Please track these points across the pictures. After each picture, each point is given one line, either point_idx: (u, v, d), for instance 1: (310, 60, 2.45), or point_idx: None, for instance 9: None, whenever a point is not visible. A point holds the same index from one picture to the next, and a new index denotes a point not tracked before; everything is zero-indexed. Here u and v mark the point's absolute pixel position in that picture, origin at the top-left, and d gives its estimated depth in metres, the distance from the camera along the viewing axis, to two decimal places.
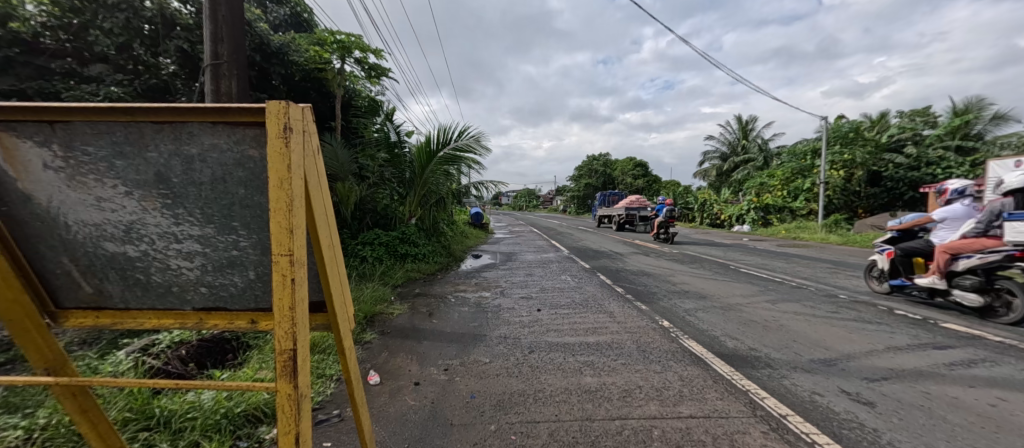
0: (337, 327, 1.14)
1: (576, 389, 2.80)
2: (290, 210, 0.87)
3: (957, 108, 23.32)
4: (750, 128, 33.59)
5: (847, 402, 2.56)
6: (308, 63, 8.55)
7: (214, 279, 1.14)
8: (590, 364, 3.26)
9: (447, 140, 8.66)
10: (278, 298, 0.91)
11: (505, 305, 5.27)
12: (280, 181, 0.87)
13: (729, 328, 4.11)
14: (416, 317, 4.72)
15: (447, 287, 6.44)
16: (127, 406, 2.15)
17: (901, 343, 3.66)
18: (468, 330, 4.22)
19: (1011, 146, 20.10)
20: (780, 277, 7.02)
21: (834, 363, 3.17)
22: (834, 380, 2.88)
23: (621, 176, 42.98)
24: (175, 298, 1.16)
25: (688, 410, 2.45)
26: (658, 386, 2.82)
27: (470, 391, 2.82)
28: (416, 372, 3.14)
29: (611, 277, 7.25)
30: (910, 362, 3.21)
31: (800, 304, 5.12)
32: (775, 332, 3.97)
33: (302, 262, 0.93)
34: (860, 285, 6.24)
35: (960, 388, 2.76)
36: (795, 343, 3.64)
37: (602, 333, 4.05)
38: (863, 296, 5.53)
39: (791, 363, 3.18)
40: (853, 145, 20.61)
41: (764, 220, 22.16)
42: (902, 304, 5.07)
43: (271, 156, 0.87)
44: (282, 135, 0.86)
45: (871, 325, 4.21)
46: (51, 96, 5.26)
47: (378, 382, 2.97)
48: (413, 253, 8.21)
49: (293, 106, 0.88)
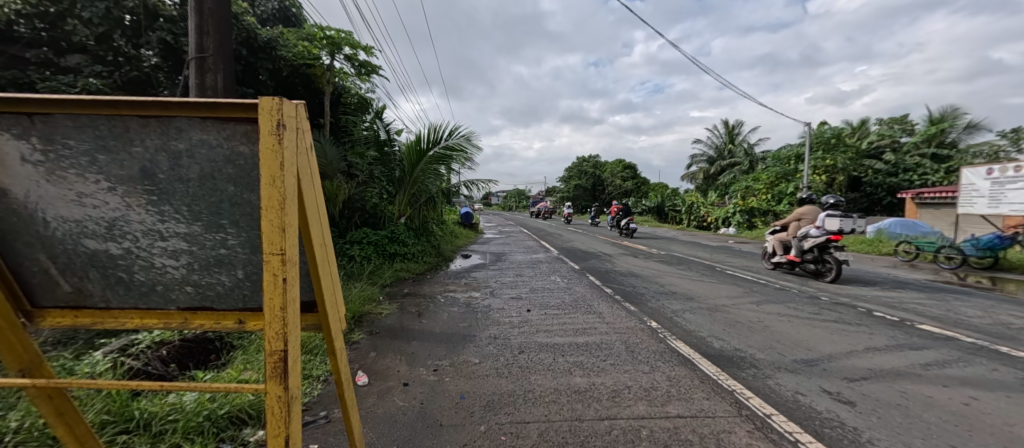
0: (330, 325, 1.13)
1: (565, 390, 2.81)
2: (283, 208, 0.86)
3: (934, 116, 24.21)
4: (736, 132, 34.38)
5: (828, 401, 2.62)
6: (296, 59, 8.48)
7: (201, 278, 1.12)
8: (579, 364, 3.28)
9: (437, 138, 8.59)
10: (268, 297, 0.89)
11: (495, 305, 5.26)
12: (273, 179, 0.85)
13: (715, 329, 4.18)
14: (405, 316, 4.70)
15: (436, 287, 6.39)
16: (104, 408, 2.08)
17: (880, 343, 3.77)
18: (457, 330, 4.21)
19: (983, 155, 20.93)
20: (765, 279, 7.14)
21: (816, 364, 3.25)
22: (815, 380, 2.94)
23: (610, 178, 43.43)
24: (159, 297, 1.13)
25: (676, 410, 2.49)
26: (646, 386, 2.85)
27: (459, 391, 2.81)
28: (405, 372, 3.11)
29: (600, 277, 7.31)
30: (888, 362, 3.31)
31: (785, 306, 5.23)
32: (760, 333, 4.05)
33: (294, 262, 0.91)
34: (841, 287, 6.42)
35: (936, 387, 2.85)
36: (778, 344, 3.72)
37: (592, 333, 4.08)
38: (844, 298, 5.68)
39: (775, 364, 3.25)
40: (836, 150, 21.18)
41: (750, 224, 22.52)
42: (880, 307, 5.22)
43: (263, 153, 0.85)
44: (275, 131, 0.84)
45: (851, 326, 4.32)
46: (26, 86, 5.09)
47: (366, 383, 2.93)
48: (402, 253, 8.15)
49: (287, 102, 0.87)
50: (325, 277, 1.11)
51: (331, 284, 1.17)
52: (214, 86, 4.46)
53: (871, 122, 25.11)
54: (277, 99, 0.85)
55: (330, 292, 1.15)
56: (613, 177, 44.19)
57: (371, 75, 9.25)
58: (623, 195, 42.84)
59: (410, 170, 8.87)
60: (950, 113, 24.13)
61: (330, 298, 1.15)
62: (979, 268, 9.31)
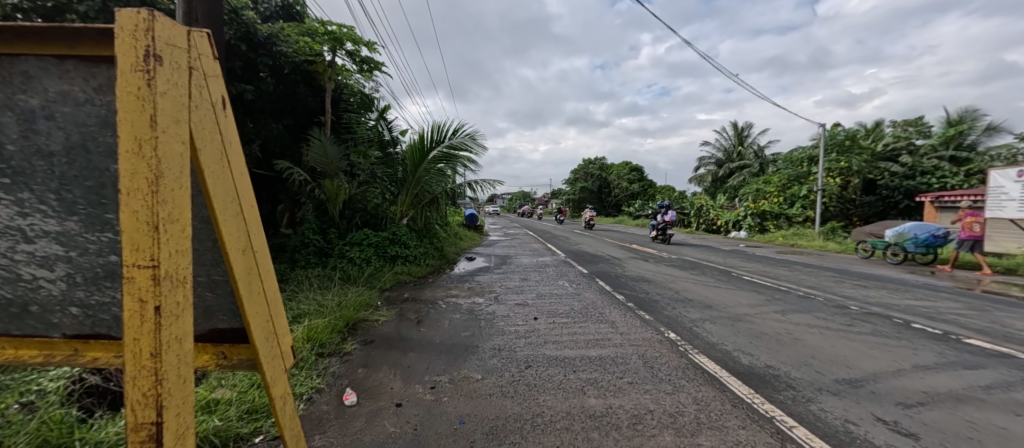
0: (258, 349, 0.96)
1: (579, 414, 2.47)
2: (152, 190, 0.75)
3: (951, 118, 23.69)
4: (745, 134, 33.97)
5: (886, 433, 2.26)
6: (297, 55, 8.53)
7: (87, 296, 0.95)
8: (593, 382, 2.93)
9: (440, 138, 8.38)
10: (133, 341, 0.78)
11: (499, 313, 4.92)
12: (137, 143, 0.74)
13: (740, 342, 3.81)
14: (403, 324, 4.37)
15: (438, 291, 6.06)
16: (40, 439, 1.82)
17: (928, 361, 3.38)
18: (458, 339, 3.89)
19: (1003, 157, 20.38)
20: (786, 286, 6.72)
21: (861, 385, 2.88)
22: (865, 405, 2.58)
23: (617, 180, 43.00)
24: (38, 321, 0.96)
25: (709, 443, 2.13)
26: (671, 411, 2.50)
27: (459, 415, 2.47)
28: (398, 390, 2.79)
29: (610, 282, 6.95)
30: (943, 384, 2.93)
31: (812, 315, 4.84)
32: (791, 347, 3.68)
33: (172, 281, 0.80)
34: (869, 295, 6.04)
35: (1005, 415, 2.48)
36: (813, 360, 3.35)
37: (605, 346, 3.73)
38: (875, 307, 5.28)
39: (814, 384, 2.88)
40: (851, 152, 20.81)
41: (761, 227, 21.51)
42: (918, 318, 4.80)
43: (120, 95, 0.74)
44: (140, 69, 0.74)
45: (891, 340, 3.93)
46: None
47: (354, 403, 2.60)
48: (403, 255, 7.86)
49: (161, 25, 0.76)
50: (250, 284, 0.97)
51: (268, 301, 1.03)
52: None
53: (885, 124, 24.58)
54: (144, 15, 0.74)
55: (263, 307, 1.00)
56: (620, 179, 43.76)
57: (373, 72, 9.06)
58: (629, 198, 42.37)
59: (413, 170, 8.59)
60: (968, 115, 23.58)
61: (263, 317, 0.99)
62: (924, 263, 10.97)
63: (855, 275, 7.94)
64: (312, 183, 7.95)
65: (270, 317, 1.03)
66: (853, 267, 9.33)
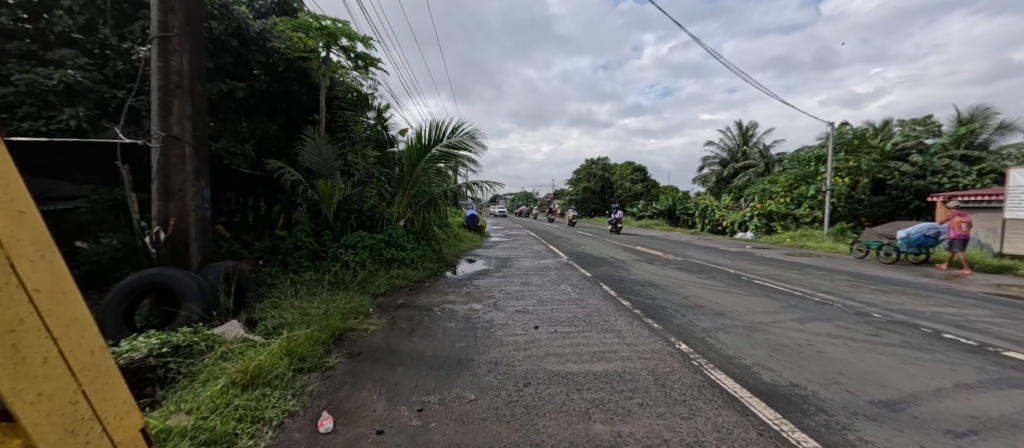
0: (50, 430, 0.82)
1: (583, 444, 2.16)
2: None
3: (963, 116, 23.28)
4: (749, 134, 33.70)
5: None
6: (291, 52, 8.34)
7: None
8: (599, 404, 2.63)
9: (438, 136, 8.07)
10: None
11: (497, 320, 4.63)
12: None
13: (759, 355, 3.49)
14: (394, 334, 4.09)
15: (435, 297, 5.77)
16: None
17: (970, 378, 3.05)
18: (452, 351, 3.60)
19: (1016, 157, 20.00)
20: (800, 291, 6.38)
21: (901, 409, 2.55)
22: (911, 434, 2.26)
23: (620, 180, 42.72)
24: None
25: None
26: (690, 440, 2.18)
27: (446, 444, 2.17)
28: (381, 413, 2.50)
29: (615, 286, 6.64)
30: (994, 407, 2.60)
31: (833, 324, 4.51)
32: (815, 362, 3.35)
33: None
34: (889, 301, 5.71)
35: None
36: (842, 377, 3.03)
37: (611, 359, 3.43)
38: (899, 315, 4.94)
39: (849, 408, 2.56)
40: (859, 153, 20.65)
41: (768, 227, 21.27)
42: (947, 327, 4.47)
43: None
44: None
45: (924, 353, 3.60)
46: None
47: (329, 430, 2.30)
48: (399, 258, 7.61)
49: None
50: (21, 352, 0.79)
51: (77, 366, 0.92)
52: (179, 85, 3.94)
53: (894, 123, 24.16)
54: None
55: (65, 377, 0.88)
56: (623, 179, 43.46)
57: (370, 69, 8.82)
58: (632, 199, 41.98)
59: (410, 170, 8.31)
60: (980, 113, 23.11)
61: (67, 391, 0.88)
62: (915, 263, 11.39)
63: (871, 278, 7.61)
64: (305, 184, 7.72)
65: (81, 386, 0.92)
66: (868, 269, 8.99)
